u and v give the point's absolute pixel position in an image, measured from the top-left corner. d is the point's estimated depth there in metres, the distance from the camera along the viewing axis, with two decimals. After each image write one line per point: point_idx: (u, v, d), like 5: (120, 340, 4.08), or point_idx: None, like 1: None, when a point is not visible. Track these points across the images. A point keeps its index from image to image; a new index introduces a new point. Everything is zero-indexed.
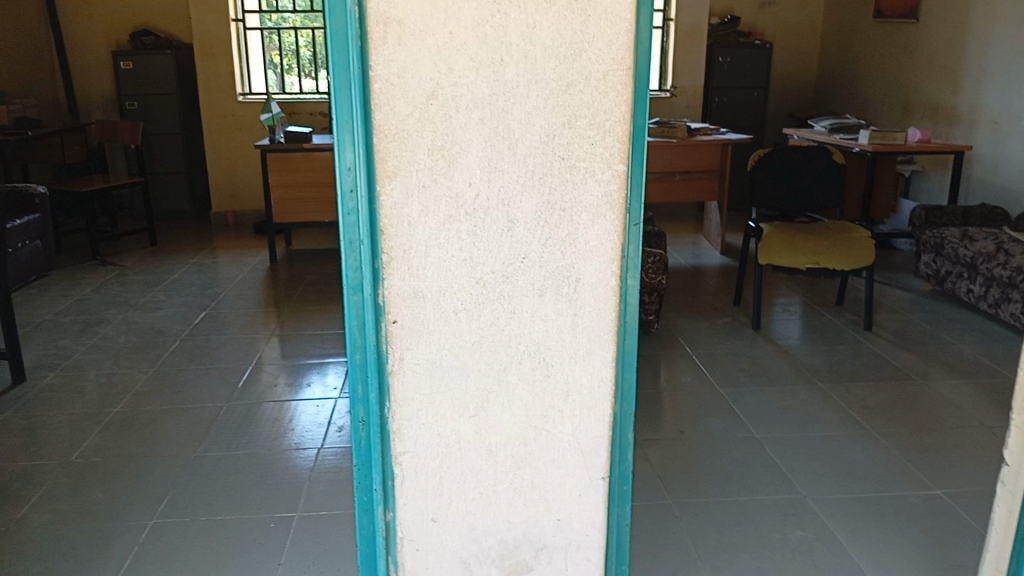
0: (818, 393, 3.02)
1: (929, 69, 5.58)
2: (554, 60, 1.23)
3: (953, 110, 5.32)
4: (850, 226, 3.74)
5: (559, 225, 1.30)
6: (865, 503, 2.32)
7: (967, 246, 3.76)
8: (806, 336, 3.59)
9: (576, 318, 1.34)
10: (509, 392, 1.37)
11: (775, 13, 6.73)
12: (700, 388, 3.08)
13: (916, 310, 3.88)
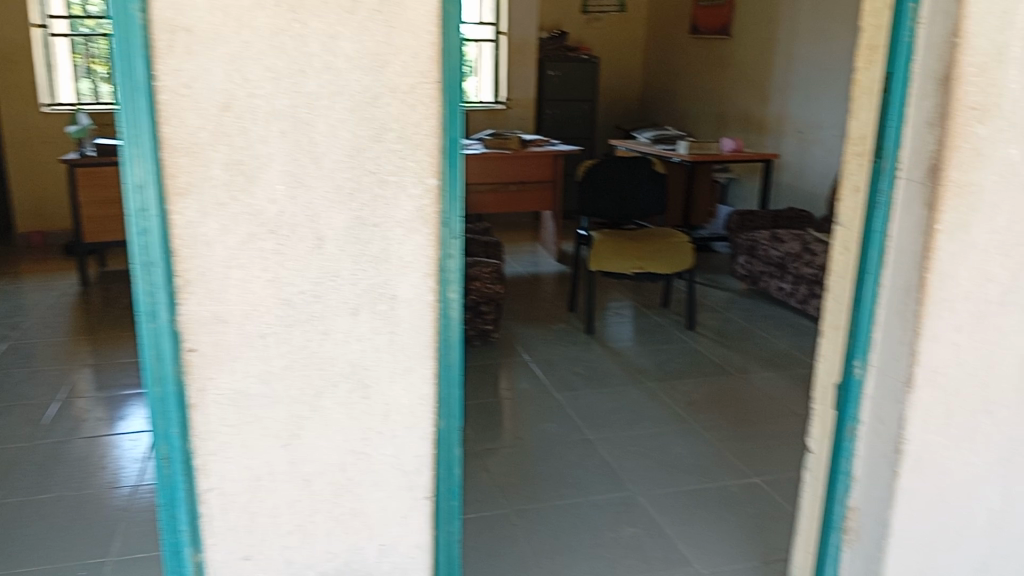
0: (647, 392, 3.14)
1: (740, 82, 5.98)
2: (357, 72, 1.19)
3: (762, 121, 5.73)
4: (671, 232, 3.92)
5: (370, 241, 1.26)
6: (690, 495, 2.43)
7: (776, 247, 4.05)
8: (637, 337, 3.73)
9: (394, 336, 1.31)
10: (324, 417, 1.32)
11: (600, 28, 6.99)
12: (537, 394, 3.12)
13: (733, 308, 4.13)
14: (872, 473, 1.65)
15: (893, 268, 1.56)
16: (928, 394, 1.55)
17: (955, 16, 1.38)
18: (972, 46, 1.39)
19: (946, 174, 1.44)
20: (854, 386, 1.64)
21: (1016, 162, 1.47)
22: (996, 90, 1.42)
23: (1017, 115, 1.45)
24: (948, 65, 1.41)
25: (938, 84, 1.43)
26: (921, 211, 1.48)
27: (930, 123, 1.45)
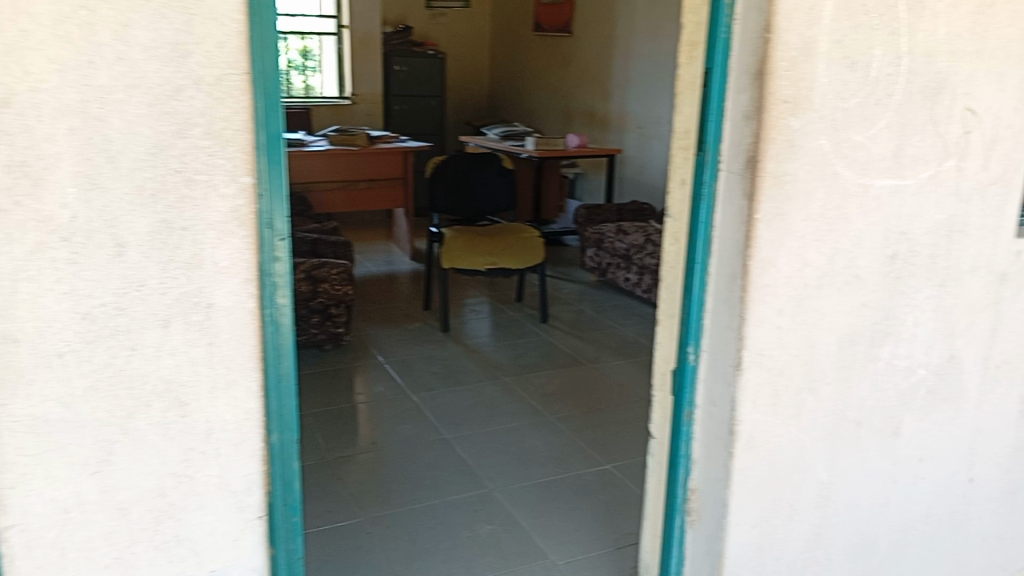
0: (502, 387, 3.15)
1: (583, 79, 6.12)
2: (155, 62, 1.10)
3: (605, 116, 5.89)
4: (521, 227, 3.95)
5: (180, 246, 1.16)
6: (545, 487, 2.44)
7: (621, 239, 4.17)
8: (493, 333, 3.73)
9: (212, 348, 1.22)
10: (139, 439, 1.21)
11: (446, 24, 6.97)
12: (392, 396, 3.06)
13: (585, 299, 4.22)
14: (709, 455, 1.70)
15: (718, 257, 1.62)
16: (756, 376, 1.61)
17: (766, 12, 1.44)
18: (782, 41, 1.45)
19: (763, 164, 1.50)
20: (689, 372, 1.69)
21: (826, 153, 1.55)
22: (805, 84, 1.49)
23: (825, 108, 1.52)
24: (761, 60, 1.46)
25: (753, 78, 1.48)
26: (741, 201, 1.54)
27: (746, 116, 1.51)
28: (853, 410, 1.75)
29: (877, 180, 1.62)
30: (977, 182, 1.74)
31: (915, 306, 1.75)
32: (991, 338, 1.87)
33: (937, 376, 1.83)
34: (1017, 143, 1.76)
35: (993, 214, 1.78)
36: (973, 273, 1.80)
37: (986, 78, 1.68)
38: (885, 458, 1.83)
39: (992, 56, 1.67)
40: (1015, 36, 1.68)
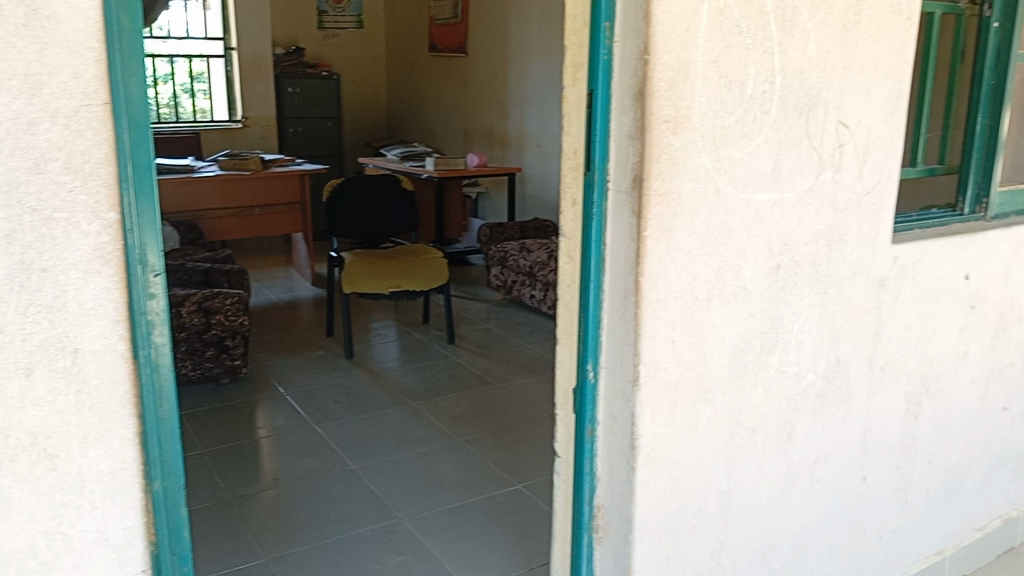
0: (409, 412, 3.10)
1: (480, 98, 6.16)
2: (5, 94, 1.02)
3: (504, 135, 5.93)
4: (422, 248, 3.93)
5: (41, 288, 1.09)
6: (455, 512, 2.41)
7: (525, 256, 4.21)
8: (400, 357, 3.68)
9: (81, 395, 1.14)
10: (4, 499, 1.11)
11: (340, 45, 6.89)
12: (295, 428, 2.96)
13: (491, 318, 4.21)
14: (612, 471, 1.70)
15: (612, 273, 1.63)
16: (653, 390, 1.63)
17: (643, 34, 1.46)
18: (660, 62, 1.47)
19: (649, 183, 1.52)
20: (589, 389, 1.70)
21: (708, 169, 1.59)
22: (685, 104, 1.53)
23: (705, 126, 1.56)
24: (641, 81, 1.48)
25: (634, 99, 1.51)
26: (629, 218, 1.56)
27: (630, 136, 1.53)
28: (747, 417, 1.79)
29: (759, 194, 1.67)
30: (852, 192, 1.81)
31: (801, 313, 1.81)
32: (874, 341, 1.95)
33: (825, 379, 1.90)
34: (888, 154, 1.85)
35: (869, 222, 1.86)
36: (853, 279, 1.87)
37: (856, 93, 1.76)
38: (781, 462, 1.88)
39: (861, 71, 1.75)
40: (880, 52, 1.77)
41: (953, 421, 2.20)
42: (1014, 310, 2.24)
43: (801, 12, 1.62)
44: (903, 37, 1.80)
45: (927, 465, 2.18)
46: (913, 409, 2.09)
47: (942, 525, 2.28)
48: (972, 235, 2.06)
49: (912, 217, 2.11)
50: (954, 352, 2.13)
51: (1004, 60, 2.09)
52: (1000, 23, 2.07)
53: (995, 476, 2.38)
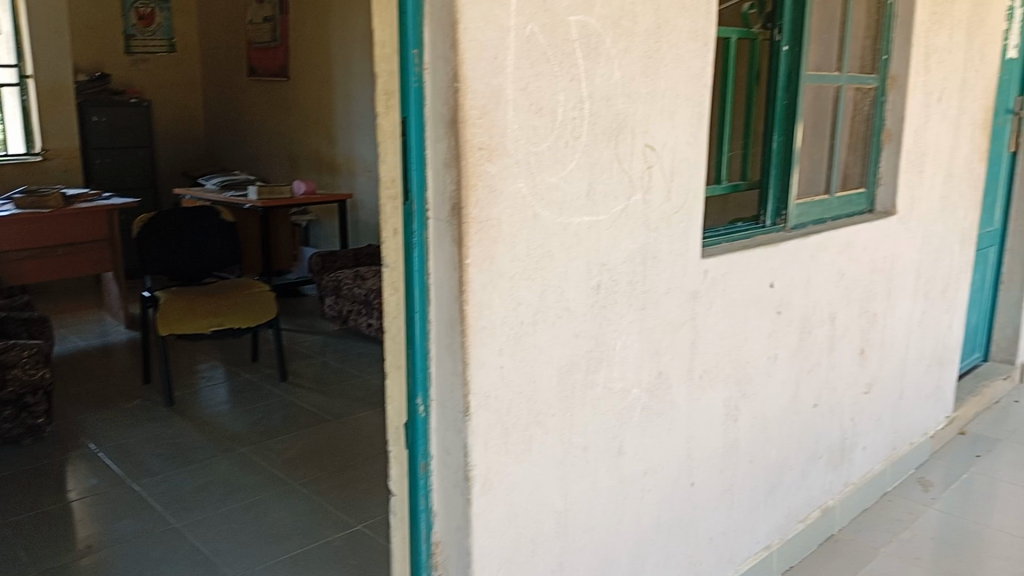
0: (239, 459, 2.93)
1: (305, 124, 6.00)
2: None
3: (332, 161, 5.81)
4: (247, 282, 3.77)
5: None
6: (291, 562, 2.29)
7: (360, 284, 4.11)
8: (230, 399, 3.48)
9: None
10: None
11: (149, 70, 6.51)
12: (109, 488, 2.72)
13: (327, 350, 4.08)
14: (448, 504, 1.66)
15: (436, 304, 1.59)
16: (484, 418, 1.60)
17: (452, 61, 1.43)
18: (471, 89, 1.45)
19: (467, 211, 1.49)
20: (421, 424, 1.65)
21: (525, 195, 1.58)
22: (498, 131, 1.51)
23: (519, 152, 1.55)
24: (453, 109, 1.45)
25: (448, 127, 1.47)
26: (451, 247, 1.52)
27: (446, 164, 1.50)
28: (578, 435, 1.81)
29: (575, 217, 1.70)
30: (662, 212, 1.89)
31: (622, 330, 1.86)
32: (691, 352, 2.04)
33: (649, 392, 1.96)
34: (693, 174, 1.95)
35: (679, 239, 1.95)
36: (669, 294, 1.95)
37: (659, 116, 1.83)
38: (612, 476, 1.91)
39: (664, 96, 1.82)
40: (680, 76, 1.85)
41: (770, 421, 2.34)
42: (816, 313, 2.41)
43: (604, 40, 1.66)
44: (701, 63, 1.89)
45: (749, 465, 2.30)
46: (732, 413, 2.20)
47: (767, 521, 2.41)
48: (774, 246, 2.20)
49: (721, 231, 2.24)
50: (765, 356, 2.26)
51: (795, 80, 2.24)
52: (789, 46, 2.21)
53: (811, 469, 2.55)
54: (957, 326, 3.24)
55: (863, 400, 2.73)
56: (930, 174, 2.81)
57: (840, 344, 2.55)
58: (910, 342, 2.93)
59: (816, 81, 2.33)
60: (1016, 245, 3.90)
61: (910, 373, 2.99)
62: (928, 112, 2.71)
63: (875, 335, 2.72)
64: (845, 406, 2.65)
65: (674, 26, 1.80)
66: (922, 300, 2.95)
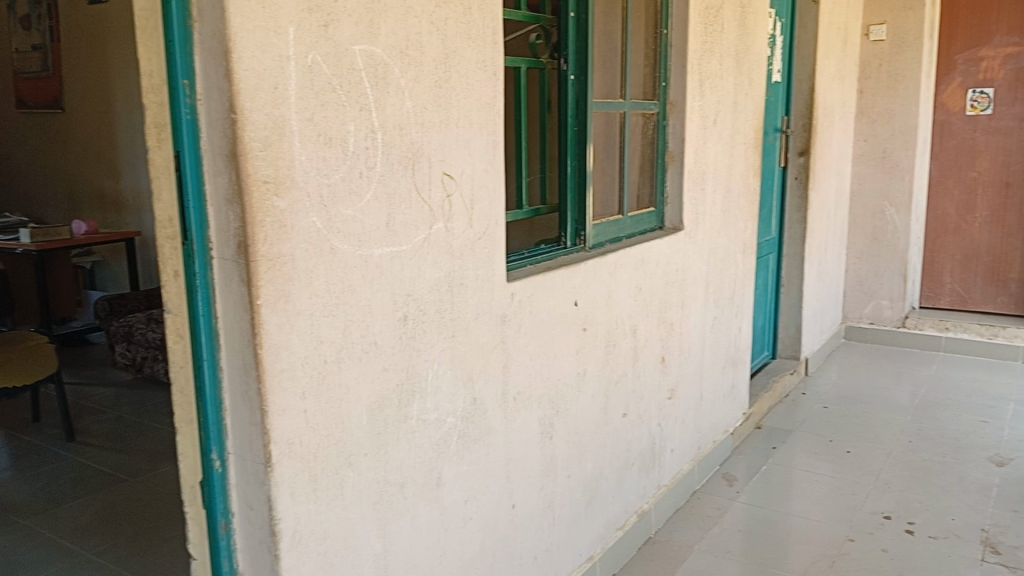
0: (20, 533, 2.60)
1: (85, 158, 5.53)
2: None
3: (119, 198, 5.40)
4: (23, 334, 3.41)
5: None
6: None
7: (154, 329, 3.84)
8: (9, 466, 3.11)
9: None
10: None
11: None
12: None
13: (121, 403, 3.75)
14: (254, 564, 1.54)
15: (227, 349, 1.48)
16: (289, 467, 1.48)
17: (227, 92, 1.35)
18: (250, 121, 1.37)
19: (255, 248, 1.39)
20: (218, 480, 1.53)
21: (320, 229, 1.50)
22: (284, 163, 1.43)
23: (310, 185, 1.48)
24: (232, 141, 1.36)
25: (227, 160, 1.38)
26: (239, 287, 1.42)
27: (228, 200, 1.40)
28: (393, 472, 1.71)
29: (376, 249, 1.62)
30: (465, 239, 1.86)
31: (433, 360, 1.79)
32: (504, 376, 2.02)
33: (465, 420, 1.90)
34: (493, 200, 1.93)
35: (484, 265, 1.92)
36: (477, 320, 1.91)
37: (455, 145, 1.80)
38: (433, 511, 1.83)
39: (457, 124, 1.80)
40: (473, 105, 1.84)
41: (583, 435, 2.39)
42: (618, 327, 2.51)
43: (392, 70, 1.63)
44: (491, 92, 1.90)
45: (567, 480, 2.33)
46: (547, 431, 2.22)
47: (588, 533, 2.45)
48: (575, 266, 2.26)
49: (525, 255, 2.27)
50: (574, 373, 2.31)
51: (583, 108, 2.32)
52: (576, 76, 2.30)
53: (625, 477, 2.64)
54: (745, 329, 3.50)
55: (668, 405, 2.87)
56: (712, 191, 3.02)
57: (642, 355, 2.67)
58: (705, 347, 3.13)
59: (603, 107, 2.44)
60: (791, 251, 4.29)
61: (708, 376, 3.19)
62: (705, 134, 2.92)
63: (674, 343, 2.87)
64: (651, 413, 2.77)
65: (462, 56, 1.80)
66: (713, 308, 3.16)
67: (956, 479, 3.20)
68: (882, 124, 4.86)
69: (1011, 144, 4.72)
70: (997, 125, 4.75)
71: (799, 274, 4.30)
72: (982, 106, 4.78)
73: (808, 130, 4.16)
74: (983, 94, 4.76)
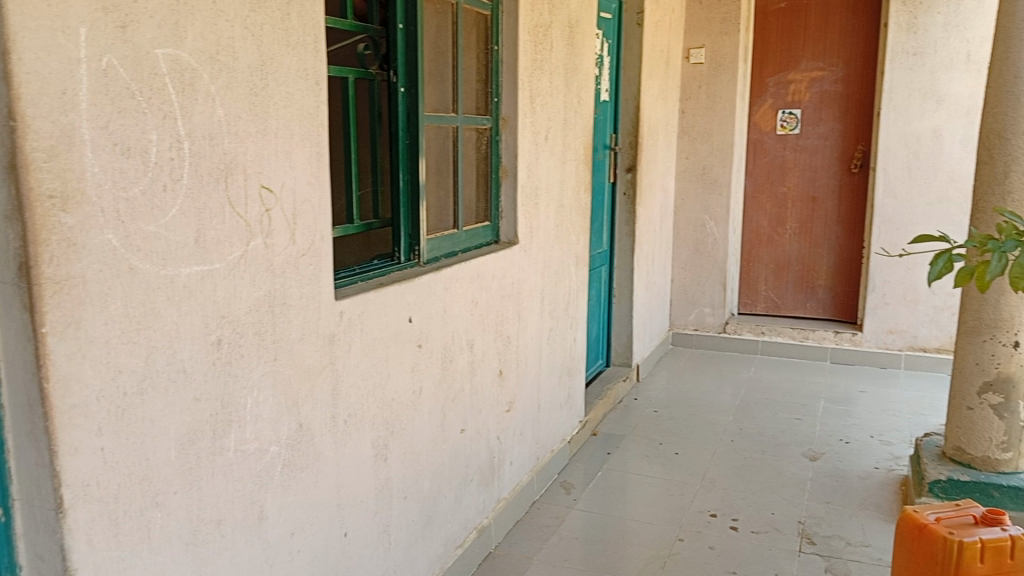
0: None
1: None
2: None
3: None
4: None
5: None
6: None
7: None
8: None
9: None
10: None
11: None
12: None
13: None
14: None
15: (9, 384, 1.32)
16: (85, 512, 1.34)
17: (5, 97, 1.20)
18: (33, 129, 1.23)
19: (38, 271, 1.25)
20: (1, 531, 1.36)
21: (117, 248, 1.37)
22: (74, 176, 1.29)
23: (105, 200, 1.35)
24: (9, 152, 1.22)
25: (5, 173, 1.23)
26: (20, 314, 1.26)
27: (7, 217, 1.25)
28: (208, 508, 1.59)
29: (184, 268, 1.51)
30: (287, 255, 1.76)
31: (253, 386, 1.69)
32: (333, 398, 1.94)
33: (290, 447, 1.80)
34: (317, 215, 1.85)
35: (309, 283, 1.84)
36: (302, 341, 1.82)
37: (273, 158, 1.71)
38: (255, 546, 1.72)
39: (275, 135, 1.71)
40: (293, 115, 1.76)
41: (419, 455, 2.34)
42: (454, 342, 2.48)
43: (201, 76, 1.52)
44: (314, 102, 1.82)
45: (403, 502, 2.27)
46: (381, 453, 2.15)
47: (426, 553, 2.40)
48: (408, 282, 2.21)
49: (355, 271, 2.20)
50: (409, 391, 2.26)
51: (414, 120, 2.28)
52: (406, 88, 2.26)
53: (464, 494, 2.62)
54: (579, 340, 3.58)
55: (506, 418, 2.88)
56: (545, 205, 3.07)
57: (480, 370, 2.66)
58: (542, 359, 3.17)
59: (434, 121, 2.42)
60: (622, 263, 4.45)
61: (545, 387, 3.23)
62: (537, 150, 2.96)
63: (511, 356, 2.89)
64: (490, 427, 2.77)
65: (281, 64, 1.71)
66: (549, 320, 3.21)
67: (774, 475, 3.42)
68: (702, 142, 5.16)
69: (816, 161, 5.15)
70: (804, 143, 5.17)
71: (630, 285, 4.46)
72: (790, 126, 5.18)
73: (634, 147, 4.33)
74: (791, 115, 5.16)
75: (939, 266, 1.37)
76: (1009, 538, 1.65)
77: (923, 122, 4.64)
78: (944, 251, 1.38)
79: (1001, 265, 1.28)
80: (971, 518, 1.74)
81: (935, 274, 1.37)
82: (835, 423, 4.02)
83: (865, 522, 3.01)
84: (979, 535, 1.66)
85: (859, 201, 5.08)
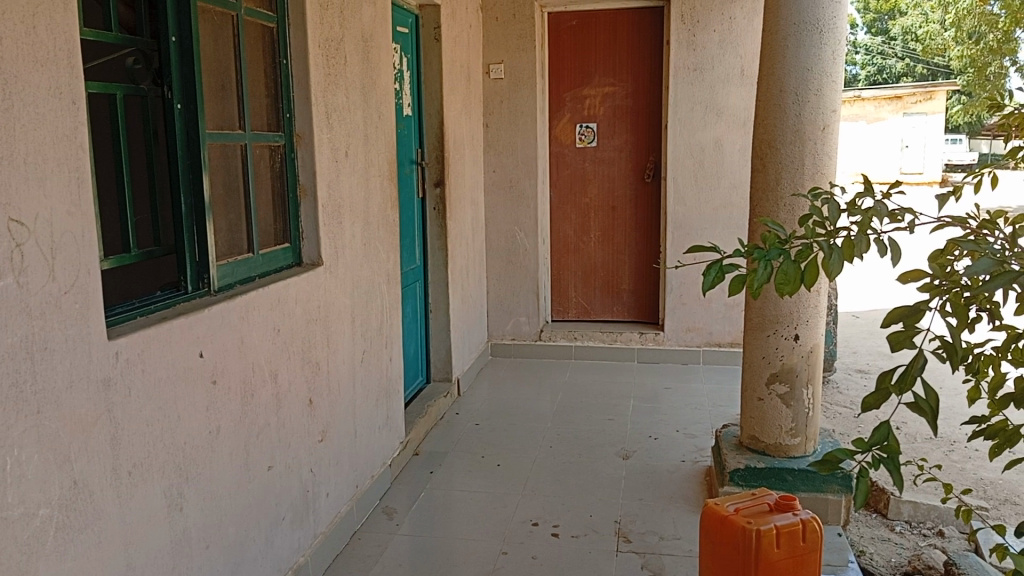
0: None
1: None
2: None
3: None
4: None
5: None
6: None
7: None
8: None
9: None
10: None
11: None
12: None
13: None
14: None
15: None
16: None
17: None
18: None
19: None
20: None
21: None
22: None
23: None
24: None
25: None
26: None
27: None
28: None
29: None
30: (46, 295, 1.58)
31: (11, 446, 1.49)
32: (113, 448, 1.76)
33: (64, 508, 1.61)
34: (81, 247, 1.68)
35: (75, 323, 1.66)
36: (71, 389, 1.64)
37: (24, 186, 1.53)
38: None
39: (24, 160, 1.53)
40: (46, 138, 1.58)
41: (222, 497, 2.19)
42: (255, 374, 2.35)
43: None
44: (71, 123, 1.65)
45: (205, 551, 2.11)
46: (176, 502, 1.99)
47: None
48: (197, 314, 2.06)
49: (133, 304, 2.01)
50: (206, 431, 2.11)
51: (194, 139, 2.14)
52: (183, 105, 2.12)
53: (276, 533, 2.48)
54: (395, 359, 3.52)
55: (319, 448, 2.77)
56: (349, 224, 2.99)
57: (286, 401, 2.54)
58: (355, 382, 3.07)
59: (218, 139, 2.28)
60: (436, 277, 4.44)
61: (360, 411, 3.14)
62: (337, 167, 2.88)
63: (320, 383, 2.78)
64: (302, 461, 2.65)
65: (28, 81, 1.54)
66: (361, 341, 3.13)
67: (591, 477, 3.52)
68: (507, 155, 5.26)
69: (613, 173, 5.40)
70: (601, 155, 5.40)
71: (444, 299, 4.46)
72: (588, 140, 5.39)
73: (440, 161, 4.33)
74: (588, 129, 5.37)
75: (712, 277, 1.39)
76: (801, 521, 1.79)
77: (706, 132, 5.00)
78: (716, 260, 1.41)
79: (768, 274, 1.36)
80: (766, 505, 1.86)
81: (709, 284, 1.38)
82: (645, 420, 4.22)
83: (675, 515, 3.16)
84: (774, 522, 1.77)
85: (653, 209, 5.37)
